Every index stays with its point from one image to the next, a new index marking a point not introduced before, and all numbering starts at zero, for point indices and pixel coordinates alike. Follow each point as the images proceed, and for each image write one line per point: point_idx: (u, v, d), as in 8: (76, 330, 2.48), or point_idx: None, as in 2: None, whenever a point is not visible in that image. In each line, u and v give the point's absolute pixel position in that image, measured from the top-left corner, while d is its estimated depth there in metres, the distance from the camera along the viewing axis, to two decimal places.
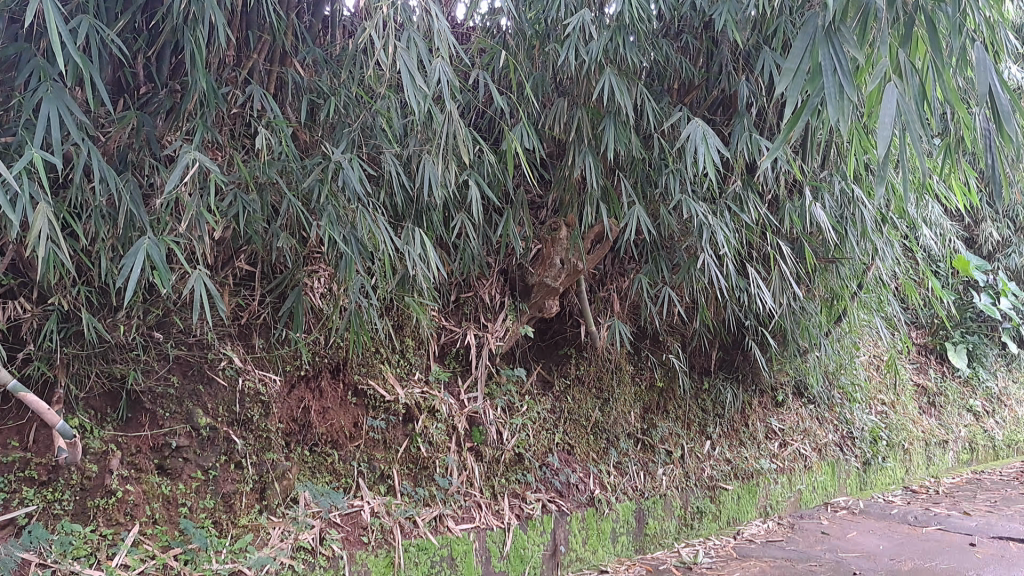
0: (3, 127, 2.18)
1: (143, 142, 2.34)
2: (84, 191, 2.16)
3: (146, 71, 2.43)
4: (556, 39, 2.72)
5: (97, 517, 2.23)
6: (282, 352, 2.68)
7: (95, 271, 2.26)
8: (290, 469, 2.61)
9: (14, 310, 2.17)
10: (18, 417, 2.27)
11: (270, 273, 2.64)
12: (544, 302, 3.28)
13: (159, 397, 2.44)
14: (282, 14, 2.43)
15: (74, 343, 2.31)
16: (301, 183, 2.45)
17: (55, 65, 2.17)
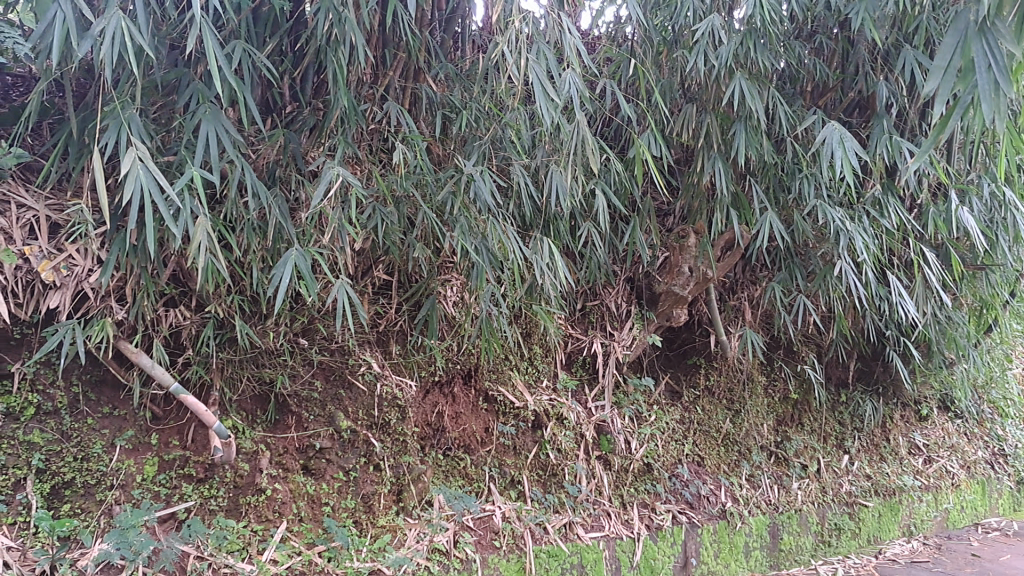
0: (167, 147, 2.36)
1: (289, 159, 2.48)
2: (238, 206, 2.32)
3: (291, 91, 2.57)
4: (683, 46, 2.70)
5: (248, 513, 2.38)
6: (418, 358, 2.75)
7: (247, 281, 2.40)
8: (424, 472, 2.69)
9: (175, 317, 2.34)
10: (177, 417, 2.50)
11: (406, 282, 2.74)
12: (671, 311, 3.24)
13: (304, 401, 2.57)
14: (417, 32, 2.52)
15: (228, 349, 2.45)
16: (435, 195, 2.53)
17: (212, 87, 2.33)
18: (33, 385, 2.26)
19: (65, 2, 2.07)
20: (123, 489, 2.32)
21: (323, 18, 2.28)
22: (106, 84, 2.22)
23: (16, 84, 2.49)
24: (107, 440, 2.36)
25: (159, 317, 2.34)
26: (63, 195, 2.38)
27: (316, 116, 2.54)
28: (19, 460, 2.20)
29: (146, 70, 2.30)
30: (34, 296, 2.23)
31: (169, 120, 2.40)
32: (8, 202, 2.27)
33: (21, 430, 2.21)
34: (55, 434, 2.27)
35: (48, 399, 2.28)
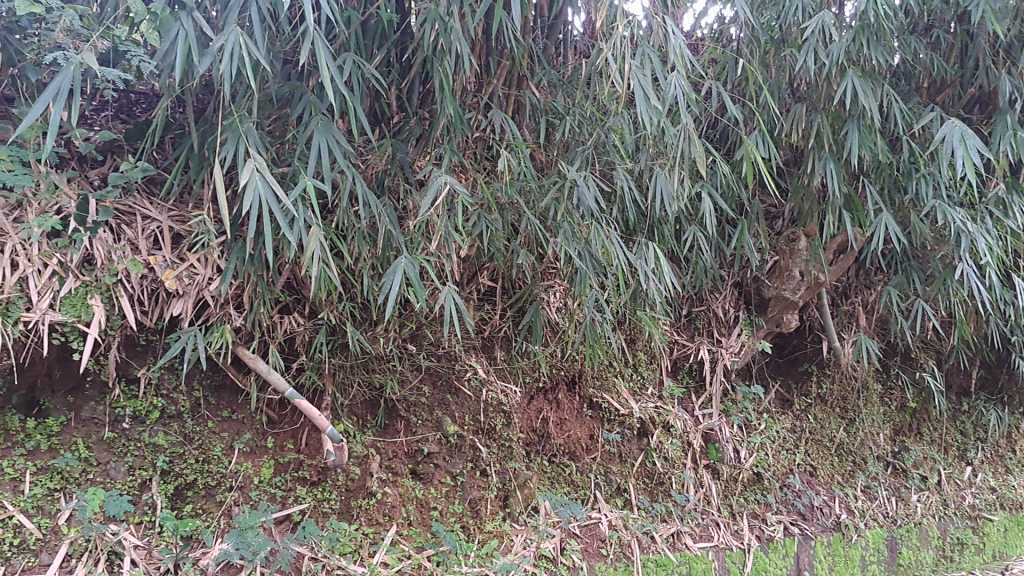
0: (281, 158, 2.43)
1: (397, 168, 2.52)
2: (350, 215, 2.37)
3: (398, 101, 2.61)
4: (792, 44, 2.63)
5: (359, 516, 2.43)
6: (522, 364, 2.75)
7: (358, 288, 2.45)
8: (530, 478, 2.69)
9: (289, 324, 2.41)
10: (291, 421, 2.57)
11: (509, 288, 2.73)
12: (782, 316, 3.17)
13: (412, 406, 2.61)
14: (522, 39, 2.53)
15: (340, 354, 2.51)
16: (539, 202, 2.53)
17: (323, 99, 2.39)
18: (157, 390, 2.38)
19: (187, 21, 2.16)
20: (242, 490, 2.41)
21: (430, 29, 2.32)
22: (225, 99, 2.31)
23: (138, 101, 2.60)
24: (226, 443, 2.45)
25: (275, 324, 2.41)
26: (185, 207, 2.48)
27: (422, 126, 2.58)
28: (146, 462, 2.34)
29: (261, 84, 2.38)
30: (159, 303, 2.33)
31: (282, 132, 2.47)
32: (134, 214, 2.39)
33: (146, 432, 2.36)
34: (178, 437, 2.38)
35: (172, 403, 2.39)
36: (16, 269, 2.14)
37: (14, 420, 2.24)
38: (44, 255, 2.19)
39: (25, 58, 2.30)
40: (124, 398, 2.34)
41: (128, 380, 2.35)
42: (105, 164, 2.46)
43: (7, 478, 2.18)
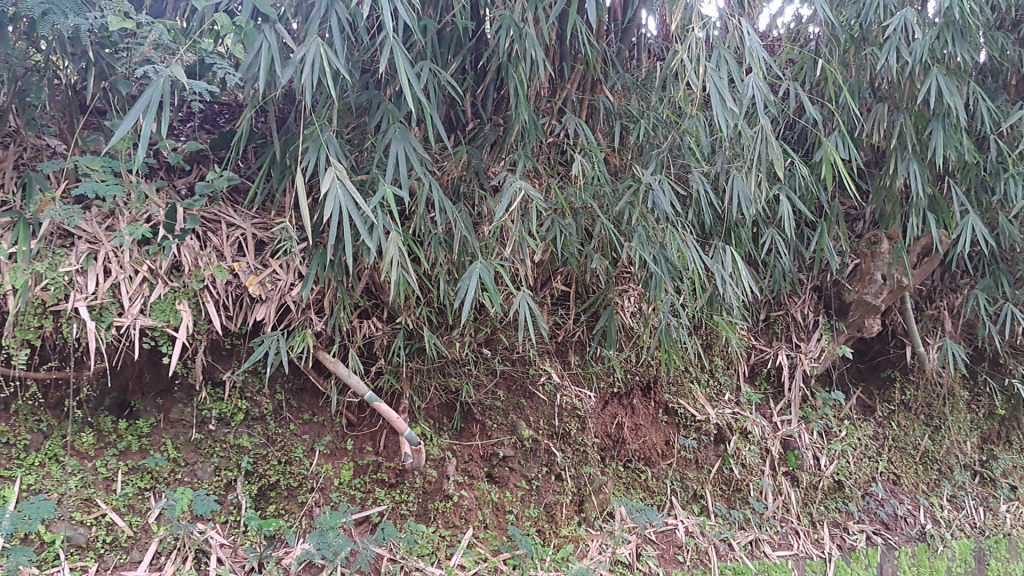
0: (360, 166, 2.48)
1: (472, 174, 2.55)
2: (426, 221, 2.40)
3: (473, 108, 2.64)
4: (872, 43, 2.58)
5: (437, 518, 2.47)
6: (596, 369, 2.75)
7: (434, 293, 2.48)
8: (606, 484, 2.68)
9: (368, 328, 2.46)
10: (370, 424, 2.60)
11: (583, 292, 2.72)
12: (863, 321, 3.09)
13: (488, 409, 2.62)
14: (596, 44, 2.53)
15: (417, 358, 2.55)
16: (613, 207, 2.53)
17: (400, 107, 2.42)
18: (242, 392, 2.44)
19: (269, 33, 2.22)
20: (322, 492, 2.47)
21: (505, 35, 2.34)
22: (306, 108, 2.36)
23: (221, 112, 2.68)
24: (307, 445, 2.50)
25: (354, 328, 2.46)
26: (267, 214, 2.54)
27: (496, 132, 2.60)
28: (231, 463, 2.41)
29: (341, 93, 2.43)
30: (243, 309, 2.39)
31: (360, 140, 2.51)
32: (219, 221, 2.46)
33: (231, 434, 2.42)
34: (261, 438, 2.45)
35: (255, 405, 2.46)
36: (110, 276, 2.23)
37: (107, 421, 2.36)
38: (136, 261, 2.26)
39: (116, 72, 2.37)
40: (210, 400, 2.40)
41: (214, 383, 2.42)
42: (191, 173, 2.54)
43: (100, 477, 2.30)
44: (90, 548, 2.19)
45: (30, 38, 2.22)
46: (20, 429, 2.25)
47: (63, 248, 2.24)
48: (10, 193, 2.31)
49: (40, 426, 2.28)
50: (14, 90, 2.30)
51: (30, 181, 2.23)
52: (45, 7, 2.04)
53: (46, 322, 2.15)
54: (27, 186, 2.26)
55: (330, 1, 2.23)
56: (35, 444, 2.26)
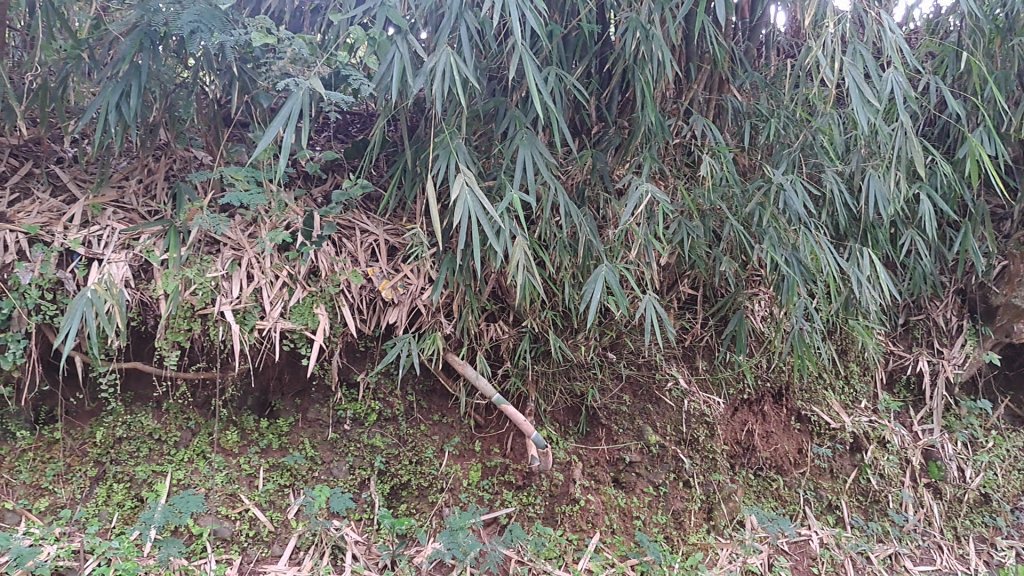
0: (487, 173, 2.52)
1: (598, 178, 2.56)
2: (552, 226, 2.41)
3: (598, 111, 2.63)
4: (1020, 32, 2.48)
5: (564, 522, 2.47)
6: (725, 374, 2.71)
7: (560, 297, 2.49)
8: (735, 492, 2.64)
9: (495, 331, 2.49)
10: (497, 426, 2.64)
11: (711, 296, 2.68)
12: (1011, 326, 2.94)
13: (613, 414, 2.61)
14: (724, 44, 2.49)
15: (543, 361, 2.56)
16: (742, 208, 2.48)
17: (527, 113, 2.45)
18: (375, 393, 2.52)
19: (401, 45, 2.27)
20: (451, 492, 2.51)
21: (631, 38, 2.33)
22: (436, 116, 2.41)
23: (352, 122, 2.78)
24: (437, 446, 2.56)
25: (482, 331, 2.49)
26: (399, 221, 2.61)
27: (621, 135, 2.59)
28: (364, 462, 2.49)
29: (469, 100, 2.47)
30: (376, 312, 2.45)
31: (487, 146, 2.55)
32: (354, 228, 2.55)
33: (365, 434, 2.50)
34: (393, 438, 2.52)
35: (388, 406, 2.54)
36: (252, 281, 2.34)
37: (249, 420, 2.49)
38: (276, 267, 2.36)
39: (258, 85, 2.45)
40: (345, 400, 2.50)
41: (348, 384, 2.51)
42: (326, 181, 2.64)
43: (244, 473, 2.41)
44: (235, 541, 2.30)
45: (180, 56, 2.32)
46: (171, 427, 2.41)
47: (210, 254, 2.35)
48: (163, 203, 2.47)
49: (189, 424, 2.44)
50: (165, 105, 2.41)
51: (180, 191, 2.36)
52: (194, 26, 2.13)
53: (194, 325, 2.27)
54: (178, 196, 2.38)
55: (460, 10, 2.28)
56: (184, 441, 2.42)
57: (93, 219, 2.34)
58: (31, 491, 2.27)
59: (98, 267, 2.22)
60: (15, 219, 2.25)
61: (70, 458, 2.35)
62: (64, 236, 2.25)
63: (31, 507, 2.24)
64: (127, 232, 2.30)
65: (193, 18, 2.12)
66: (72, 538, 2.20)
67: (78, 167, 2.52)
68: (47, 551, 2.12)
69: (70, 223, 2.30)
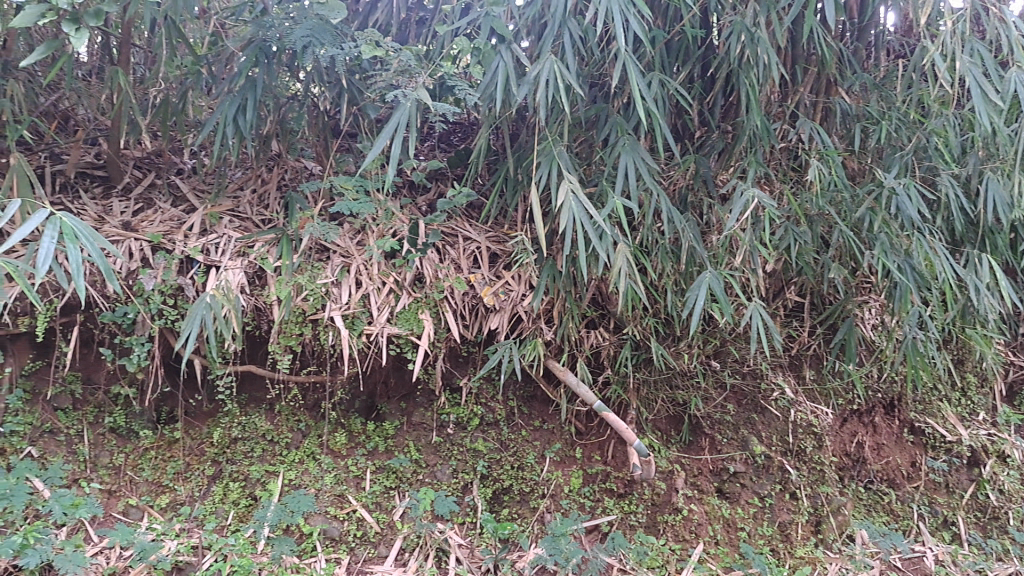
0: (589, 179, 2.51)
1: (702, 183, 2.53)
2: (654, 232, 2.40)
3: (701, 116, 2.60)
4: None
5: (666, 531, 2.46)
6: (834, 384, 2.63)
7: (662, 304, 2.47)
8: (845, 505, 2.56)
9: (596, 338, 2.49)
10: (598, 433, 2.63)
11: (820, 303, 2.61)
12: None
13: (717, 423, 2.58)
14: (833, 45, 2.44)
15: (644, 369, 2.54)
16: (852, 213, 2.41)
17: (629, 120, 2.44)
18: (477, 398, 2.55)
19: (506, 54, 2.30)
20: (553, 498, 2.51)
21: (736, 41, 2.30)
22: (539, 124, 2.43)
23: (454, 132, 2.83)
24: (538, 452, 2.57)
25: (582, 338, 2.49)
26: (501, 228, 2.65)
27: (724, 139, 2.55)
28: (467, 466, 2.52)
29: (571, 107, 2.48)
30: (478, 318, 2.48)
31: (589, 153, 2.55)
32: (457, 235, 2.60)
33: (467, 438, 2.54)
34: (496, 443, 2.55)
35: (490, 411, 2.56)
36: (360, 287, 2.40)
37: (356, 422, 2.55)
38: (382, 273, 2.43)
39: (366, 96, 2.50)
40: (448, 404, 2.55)
41: (451, 389, 2.55)
42: (430, 190, 2.70)
43: (351, 475, 2.48)
44: (343, 541, 2.36)
45: (292, 69, 2.40)
46: (283, 428, 2.50)
47: (321, 261, 2.43)
48: (276, 212, 2.55)
49: (299, 425, 2.52)
50: (278, 117, 2.50)
51: (292, 201, 2.44)
52: (306, 41, 2.20)
53: (305, 330, 2.35)
54: (290, 205, 2.46)
55: (564, 18, 2.29)
56: (295, 442, 2.50)
57: (211, 228, 2.43)
58: (153, 487, 2.40)
59: (216, 274, 2.31)
60: (139, 228, 2.37)
61: (190, 456, 2.46)
62: (185, 244, 2.35)
63: (153, 503, 2.36)
64: (242, 239, 2.38)
65: (306, 33, 2.19)
66: (191, 534, 2.29)
67: (196, 177, 2.63)
68: (168, 547, 2.22)
69: (190, 232, 2.41)
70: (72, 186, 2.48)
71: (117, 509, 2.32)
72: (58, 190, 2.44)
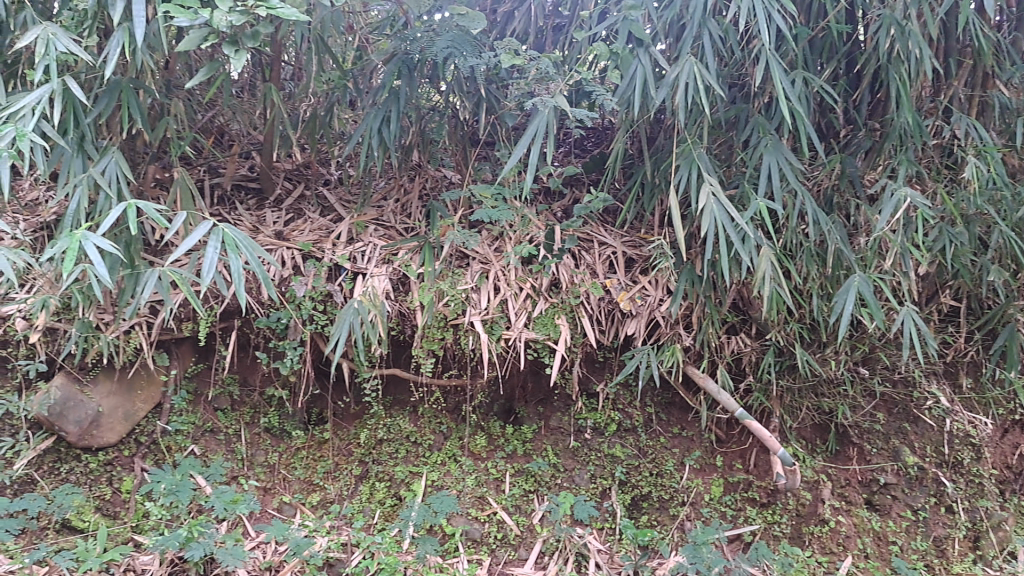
0: (729, 181, 2.46)
1: (848, 184, 2.44)
2: (798, 234, 2.34)
3: (846, 114, 2.52)
4: None
5: (812, 543, 2.40)
6: (995, 394, 2.49)
7: (807, 309, 2.40)
8: (1006, 520, 2.44)
9: (738, 344, 2.44)
10: (739, 441, 2.59)
11: (977, 308, 2.48)
12: None
13: (866, 433, 2.50)
14: (991, 36, 2.31)
15: (788, 376, 2.48)
16: (1014, 212, 2.28)
17: (771, 120, 2.38)
18: (615, 404, 2.54)
19: (644, 58, 2.27)
20: (694, 506, 2.49)
21: (885, 36, 2.21)
22: (678, 127, 2.40)
23: (588, 137, 2.84)
24: (677, 459, 2.55)
25: (723, 344, 2.45)
26: (638, 233, 2.64)
27: (872, 138, 2.46)
28: (606, 471, 2.52)
29: (711, 109, 2.44)
30: (615, 323, 2.46)
31: (729, 155, 2.51)
32: (593, 241, 2.60)
33: (605, 444, 2.54)
34: (634, 449, 2.54)
35: (627, 417, 2.55)
36: (499, 293, 2.43)
37: (496, 425, 2.59)
38: (520, 279, 2.45)
39: (503, 105, 2.53)
40: (585, 410, 2.54)
41: (589, 394, 2.55)
42: (566, 196, 2.72)
43: (491, 477, 2.52)
44: (484, 543, 2.39)
45: (433, 81, 2.44)
46: (425, 430, 2.55)
47: (461, 267, 2.48)
48: (418, 220, 2.62)
49: (441, 427, 2.57)
50: (419, 127, 2.56)
51: (434, 209, 2.50)
52: (448, 52, 2.24)
53: (447, 334, 2.39)
54: (432, 213, 2.52)
55: (703, 19, 2.25)
56: (437, 444, 2.55)
57: (357, 236, 2.52)
58: (305, 485, 2.52)
59: (363, 281, 2.39)
60: (291, 237, 2.48)
61: (339, 456, 2.57)
62: (333, 252, 2.44)
63: (305, 501, 2.47)
64: (388, 247, 2.46)
65: (449, 44, 2.23)
66: (341, 532, 2.37)
67: (342, 188, 2.73)
68: (320, 543, 2.31)
69: (337, 240, 2.50)
70: (229, 199, 2.63)
71: (272, 506, 2.44)
72: (217, 202, 2.59)
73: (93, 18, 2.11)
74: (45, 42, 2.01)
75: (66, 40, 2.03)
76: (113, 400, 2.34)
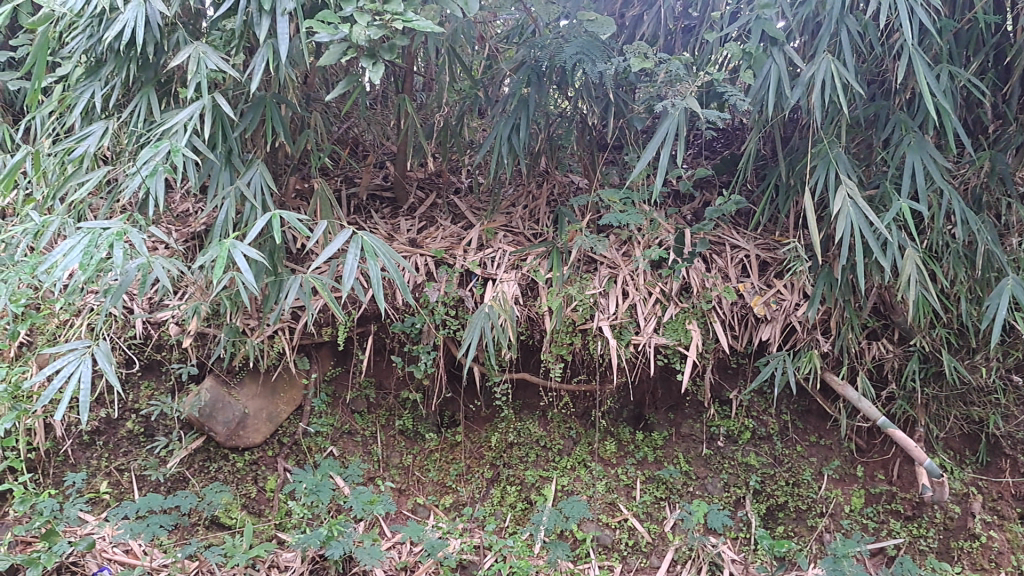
0: (869, 180, 2.38)
1: (998, 181, 2.33)
2: (944, 235, 2.24)
3: (995, 108, 2.40)
4: None
5: (962, 559, 2.29)
6: None
7: (954, 313, 2.30)
8: None
9: (879, 350, 2.37)
10: (882, 451, 2.48)
11: None
12: None
13: (1021, 443, 2.36)
14: None
15: (933, 384, 2.39)
16: None
17: (913, 117, 2.29)
18: (748, 411, 2.50)
19: (779, 57, 2.22)
20: (833, 518, 2.42)
21: None
22: (814, 127, 2.33)
23: (719, 139, 2.81)
24: (815, 468, 2.48)
25: (863, 350, 2.38)
26: (772, 236, 2.58)
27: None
28: (740, 480, 2.47)
29: (849, 107, 2.36)
30: (748, 328, 2.41)
31: (868, 154, 2.42)
32: (724, 244, 2.57)
33: (739, 452, 2.49)
34: (769, 458, 2.48)
35: (761, 425, 2.50)
36: (627, 298, 2.42)
37: (625, 431, 2.58)
38: (649, 284, 2.43)
39: (631, 108, 2.51)
40: (718, 417, 2.51)
41: (721, 401, 2.51)
42: (697, 199, 2.69)
43: (621, 484, 2.51)
44: (615, 549, 2.38)
45: (561, 88, 2.45)
46: (555, 435, 2.57)
47: (589, 272, 2.47)
48: (546, 226, 2.65)
49: (570, 433, 2.57)
50: (546, 134, 2.58)
51: (562, 215, 2.53)
52: (578, 57, 2.23)
53: (575, 339, 2.39)
54: (560, 219, 2.55)
55: (841, 15, 2.17)
56: (567, 449, 2.56)
57: (487, 243, 2.56)
58: (438, 488, 2.57)
59: (493, 285, 2.42)
60: (424, 244, 2.54)
61: (470, 459, 2.61)
62: (464, 258, 2.48)
63: (438, 503, 2.52)
64: (517, 253, 2.48)
65: (577, 51, 2.22)
66: (473, 534, 2.40)
67: (472, 196, 2.79)
68: (453, 545, 2.34)
69: (468, 247, 2.54)
70: (365, 208, 2.71)
71: (407, 507, 2.50)
72: (353, 211, 2.67)
73: (240, 37, 2.21)
74: (196, 60, 2.12)
75: (216, 58, 2.12)
76: (258, 403, 2.42)
